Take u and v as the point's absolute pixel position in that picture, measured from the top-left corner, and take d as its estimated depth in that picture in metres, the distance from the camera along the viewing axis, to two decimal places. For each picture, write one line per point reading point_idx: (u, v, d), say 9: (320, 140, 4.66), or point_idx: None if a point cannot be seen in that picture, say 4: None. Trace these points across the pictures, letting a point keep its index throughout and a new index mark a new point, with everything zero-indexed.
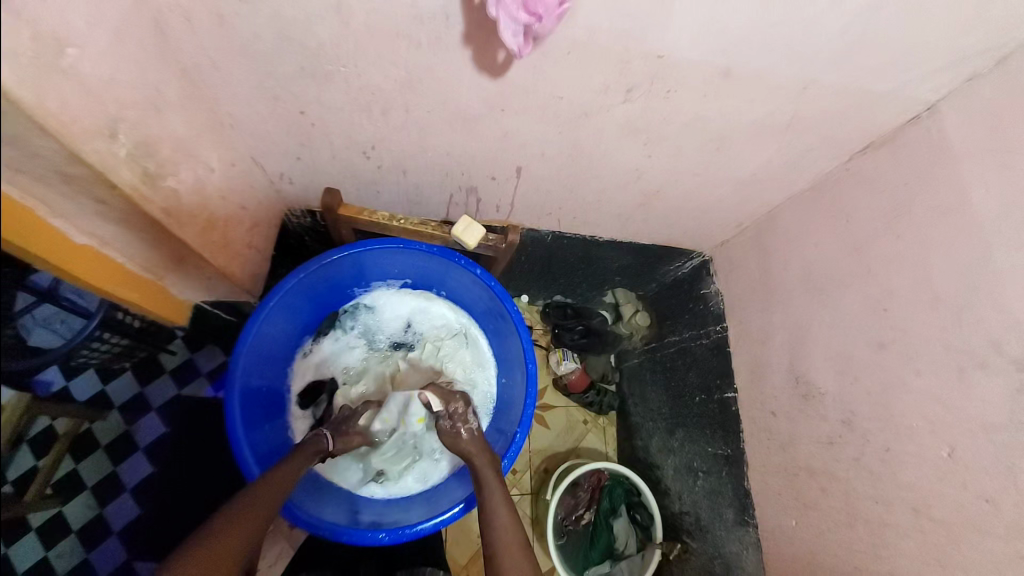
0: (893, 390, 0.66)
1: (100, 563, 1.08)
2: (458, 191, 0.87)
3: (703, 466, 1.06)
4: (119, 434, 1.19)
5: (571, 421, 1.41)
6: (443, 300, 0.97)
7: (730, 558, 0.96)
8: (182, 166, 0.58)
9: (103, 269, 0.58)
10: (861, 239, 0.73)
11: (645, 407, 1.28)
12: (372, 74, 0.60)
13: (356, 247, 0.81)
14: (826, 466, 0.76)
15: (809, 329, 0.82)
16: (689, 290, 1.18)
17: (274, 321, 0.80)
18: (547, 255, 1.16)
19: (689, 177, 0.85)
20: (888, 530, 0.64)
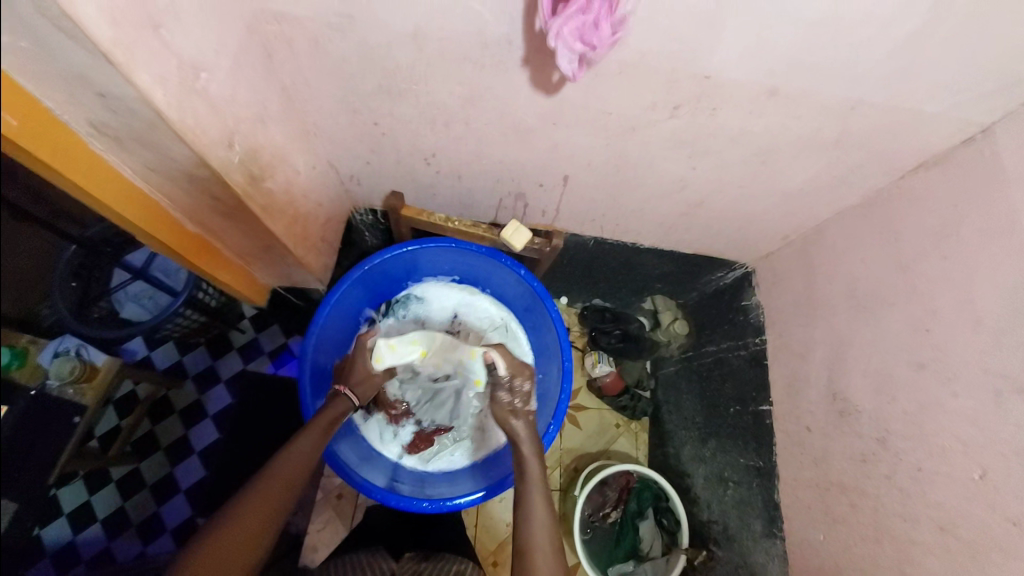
0: (930, 410, 0.67)
1: (168, 515, 1.30)
2: (508, 196, 0.93)
3: (734, 476, 1.06)
4: (195, 402, 1.41)
5: (603, 424, 1.44)
6: (487, 296, 1.03)
7: (755, 569, 0.96)
8: (277, 169, 0.67)
9: (204, 252, 0.71)
10: (908, 258, 0.73)
11: (679, 414, 1.28)
12: (439, 92, 0.67)
13: (415, 245, 0.89)
14: (858, 482, 0.77)
15: (850, 346, 0.82)
16: (730, 300, 1.19)
17: (342, 306, 0.90)
18: (589, 259, 1.19)
19: (733, 189, 0.86)
20: (915, 548, 0.65)
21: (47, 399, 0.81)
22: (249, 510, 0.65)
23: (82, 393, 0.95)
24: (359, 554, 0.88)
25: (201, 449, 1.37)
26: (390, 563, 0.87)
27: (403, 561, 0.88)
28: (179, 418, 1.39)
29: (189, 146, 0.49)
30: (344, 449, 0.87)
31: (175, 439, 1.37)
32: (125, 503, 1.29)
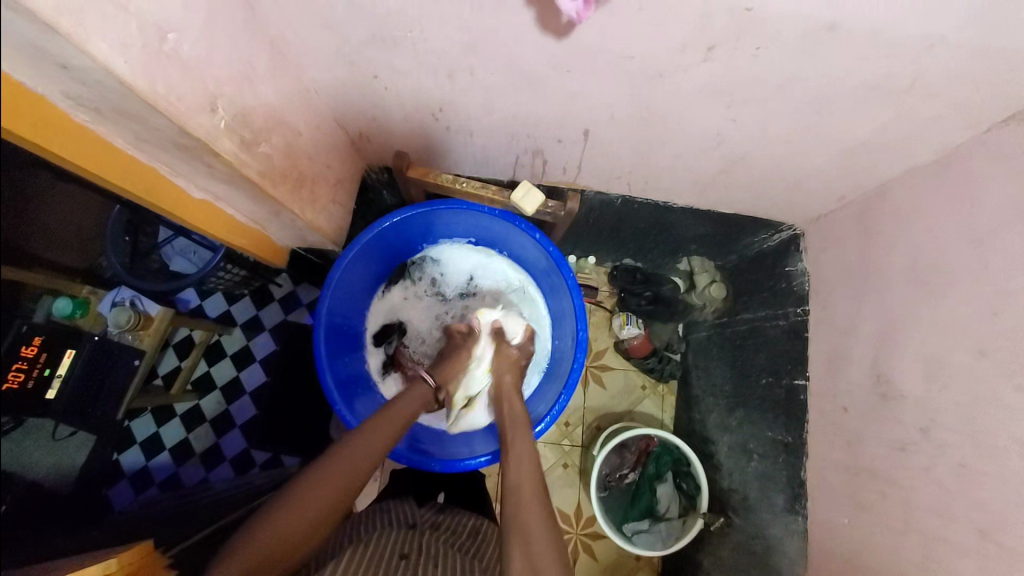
0: (988, 406, 0.58)
1: (227, 447, 1.43)
2: (524, 153, 0.86)
3: (759, 449, 1.02)
4: (243, 348, 1.51)
5: (629, 385, 1.42)
6: (504, 258, 1.00)
7: (773, 542, 0.95)
8: (274, 132, 0.64)
9: (216, 220, 0.71)
10: (985, 228, 0.62)
11: (707, 381, 1.26)
12: (436, 38, 0.61)
13: (424, 207, 0.86)
14: (891, 471, 0.71)
15: (901, 325, 0.73)
16: (771, 265, 1.09)
17: (355, 268, 0.88)
18: (616, 219, 1.12)
19: (779, 144, 0.75)
20: (948, 548, 0.60)
21: (110, 343, 0.96)
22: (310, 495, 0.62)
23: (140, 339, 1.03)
24: (387, 501, 0.95)
25: (251, 391, 1.48)
26: (412, 510, 0.91)
27: (424, 510, 0.93)
28: (233, 360, 1.49)
29: (166, 115, 0.47)
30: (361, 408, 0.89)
31: (229, 380, 1.49)
32: (188, 435, 1.44)
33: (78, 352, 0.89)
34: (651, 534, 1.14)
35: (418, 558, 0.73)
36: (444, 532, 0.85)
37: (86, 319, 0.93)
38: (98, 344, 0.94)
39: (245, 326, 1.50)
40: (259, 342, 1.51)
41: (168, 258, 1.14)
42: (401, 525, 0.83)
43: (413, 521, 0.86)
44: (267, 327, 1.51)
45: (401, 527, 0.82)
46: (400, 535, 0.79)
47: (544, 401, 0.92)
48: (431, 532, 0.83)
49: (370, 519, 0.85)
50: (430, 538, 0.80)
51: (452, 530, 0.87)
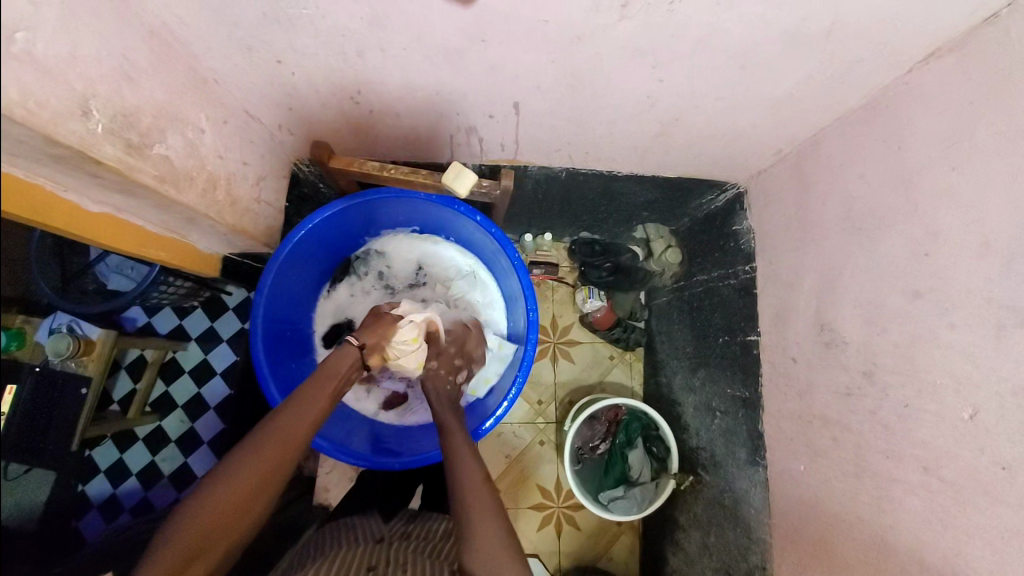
0: (923, 344, 0.60)
1: (199, 465, 1.37)
2: (458, 132, 0.83)
3: (721, 406, 1.05)
4: (200, 363, 1.43)
5: (597, 356, 1.43)
6: (451, 244, 0.97)
7: (739, 495, 0.97)
8: (169, 132, 0.59)
9: (122, 233, 0.64)
10: (911, 170, 0.63)
11: (670, 346, 1.27)
12: (337, 14, 0.56)
13: (357, 199, 0.82)
14: (841, 416, 0.73)
15: (841, 273, 0.74)
16: (721, 224, 1.10)
17: (291, 271, 0.84)
18: (565, 193, 1.10)
19: (710, 102, 0.74)
20: (895, 485, 0.62)
21: (53, 374, 0.93)
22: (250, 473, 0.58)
23: (84, 366, 1.00)
24: (351, 517, 0.91)
25: (215, 406, 1.41)
26: (379, 524, 0.89)
27: (391, 523, 0.91)
28: (193, 376, 1.43)
29: (24, 124, 0.41)
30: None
31: (191, 396, 1.42)
32: (153, 458, 1.37)
33: (21, 386, 0.86)
34: (626, 500, 1.15)
35: (385, 567, 0.71)
36: (414, 540, 0.83)
37: (24, 351, 0.87)
38: (41, 376, 0.91)
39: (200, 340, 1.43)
40: (219, 354, 1.44)
41: (105, 277, 1.00)
42: (368, 540, 0.81)
43: (382, 535, 0.84)
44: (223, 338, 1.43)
45: (369, 541, 0.80)
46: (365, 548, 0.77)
47: (502, 385, 0.90)
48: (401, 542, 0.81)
49: (336, 538, 0.83)
50: (398, 547, 0.78)
51: (423, 537, 0.85)
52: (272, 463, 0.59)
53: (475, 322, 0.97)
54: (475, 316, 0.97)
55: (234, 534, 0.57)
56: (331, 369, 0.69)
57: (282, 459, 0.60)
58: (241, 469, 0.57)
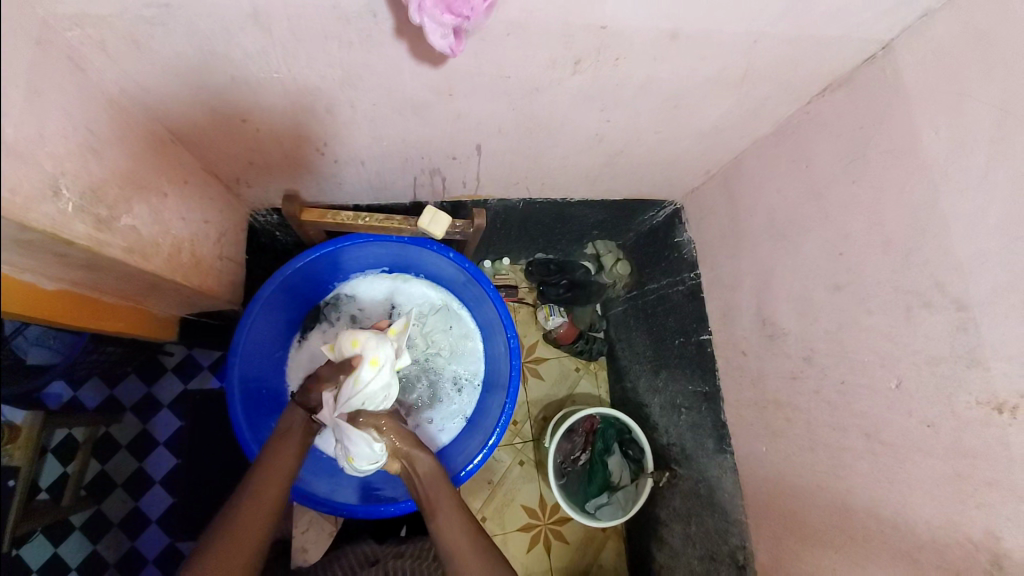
0: (849, 328, 0.71)
1: (147, 548, 1.22)
2: (421, 174, 0.85)
3: (685, 402, 1.14)
4: (139, 434, 1.29)
5: (564, 370, 1.49)
6: (422, 280, 0.99)
7: (712, 482, 1.04)
8: (134, 201, 0.58)
9: (77, 309, 0.60)
10: (821, 184, 0.75)
11: (631, 352, 1.36)
12: (309, 76, 0.60)
13: (327, 248, 0.82)
14: (790, 398, 0.84)
15: (774, 274, 0.86)
16: (664, 237, 1.21)
17: (263, 326, 0.84)
18: (521, 221, 1.16)
19: (650, 136, 0.84)
20: (845, 452, 0.73)
21: None
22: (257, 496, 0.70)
23: (11, 455, 0.87)
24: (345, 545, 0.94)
25: (161, 479, 1.27)
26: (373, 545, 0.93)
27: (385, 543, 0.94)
28: (127, 450, 1.27)
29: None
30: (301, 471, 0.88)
31: (130, 474, 1.26)
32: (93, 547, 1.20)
33: None
34: (611, 505, 1.21)
35: None
36: (409, 559, 0.88)
37: None
38: None
39: (134, 412, 1.29)
40: (158, 423, 1.30)
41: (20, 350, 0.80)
42: (362, 566, 0.86)
43: (376, 556, 0.89)
44: (165, 404, 1.31)
45: (363, 567, 0.85)
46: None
47: (490, 413, 0.93)
48: (396, 561, 0.86)
49: (330, 566, 0.87)
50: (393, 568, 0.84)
51: (416, 555, 0.89)
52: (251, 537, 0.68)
53: (452, 356, 1.01)
54: (452, 347, 1.00)
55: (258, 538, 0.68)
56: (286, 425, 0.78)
57: (245, 547, 0.67)
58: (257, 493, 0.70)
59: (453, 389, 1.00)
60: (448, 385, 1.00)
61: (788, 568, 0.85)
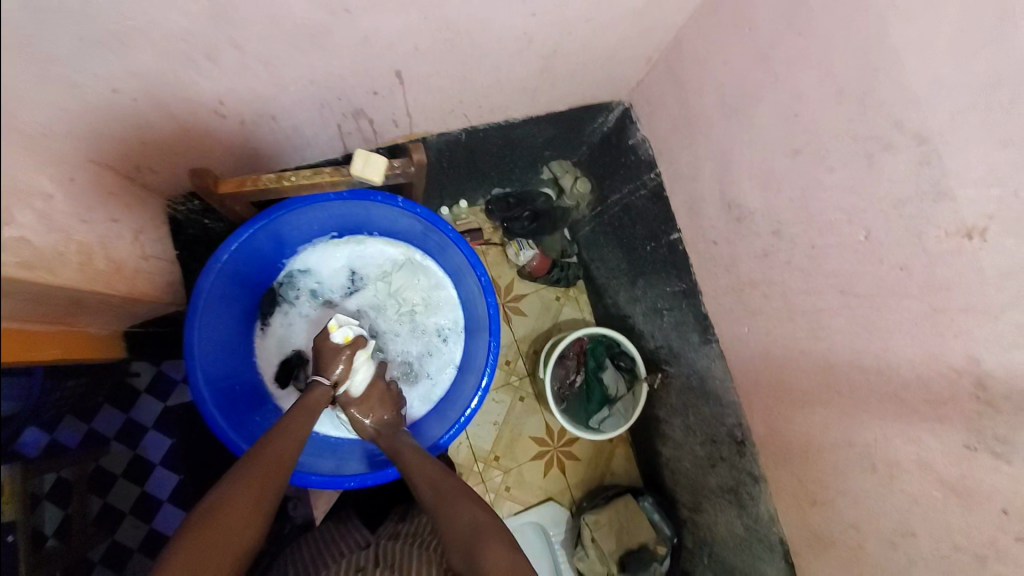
0: (812, 191, 0.70)
1: None
2: (344, 118, 0.77)
3: (665, 304, 1.15)
4: (132, 459, 1.24)
5: (545, 302, 1.48)
6: (377, 237, 0.93)
7: (703, 372, 1.08)
8: (17, 207, 0.49)
9: (17, 343, 0.55)
10: (766, 43, 0.71)
11: (607, 269, 1.36)
12: (171, 18, 0.51)
13: (260, 220, 0.75)
14: (764, 275, 0.84)
15: (733, 153, 0.83)
16: (617, 142, 1.16)
17: (216, 322, 0.78)
18: (469, 156, 1.09)
19: (581, 25, 0.77)
20: (822, 314, 0.75)
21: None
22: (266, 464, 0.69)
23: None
24: (341, 530, 0.96)
25: (169, 497, 1.24)
26: (369, 534, 0.95)
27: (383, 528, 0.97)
28: (126, 477, 1.23)
29: None
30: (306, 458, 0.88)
31: (135, 498, 1.23)
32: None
33: None
34: (613, 416, 1.28)
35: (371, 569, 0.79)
36: (403, 537, 0.90)
37: None
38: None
39: (120, 440, 1.23)
40: (149, 444, 1.26)
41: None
42: (355, 549, 0.88)
43: (371, 540, 0.91)
44: (149, 425, 1.25)
45: (356, 550, 0.87)
46: (356, 556, 0.85)
47: (478, 356, 0.91)
48: (392, 541, 0.88)
49: (326, 550, 0.89)
50: (384, 546, 0.86)
51: (413, 533, 0.91)
52: (255, 503, 0.65)
53: (428, 307, 0.97)
54: (426, 300, 0.97)
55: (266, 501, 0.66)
56: (297, 422, 0.76)
57: (251, 515, 0.65)
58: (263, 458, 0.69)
59: (438, 340, 0.97)
60: (431, 336, 0.97)
61: (783, 433, 0.91)
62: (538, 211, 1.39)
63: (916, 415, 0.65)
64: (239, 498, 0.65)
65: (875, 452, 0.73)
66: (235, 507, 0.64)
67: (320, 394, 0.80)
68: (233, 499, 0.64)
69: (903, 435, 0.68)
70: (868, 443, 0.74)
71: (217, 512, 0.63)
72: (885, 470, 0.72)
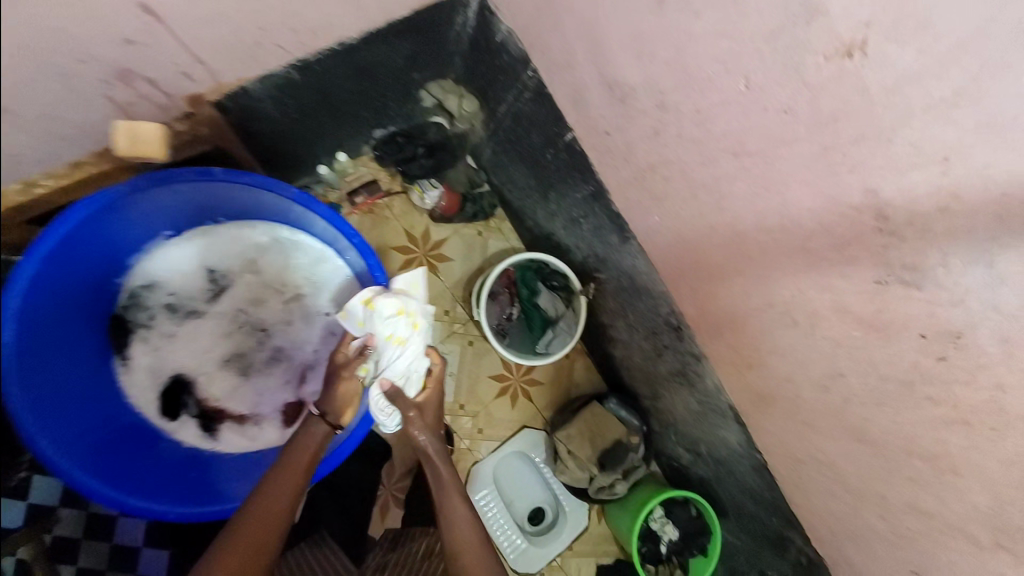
0: (685, 47, 0.62)
1: None
2: (111, 87, 0.71)
3: (580, 213, 1.08)
4: (87, 519, 1.10)
5: (467, 241, 1.41)
6: (225, 227, 0.99)
7: (631, 271, 1.05)
8: None
9: None
10: None
11: (518, 190, 1.26)
12: None
13: (39, 246, 0.74)
14: (660, 157, 0.78)
15: (598, 24, 0.72)
16: (484, 45, 1.00)
17: (46, 369, 0.81)
18: (320, 99, 0.96)
19: None
20: (722, 182, 0.70)
21: None
22: (281, 472, 0.83)
23: None
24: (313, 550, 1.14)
25: (146, 540, 1.12)
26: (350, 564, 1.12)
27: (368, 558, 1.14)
28: (89, 538, 1.09)
29: None
30: (224, 484, 0.94)
31: (108, 555, 1.10)
32: None
33: None
34: (559, 337, 1.25)
35: None
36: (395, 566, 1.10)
37: None
38: None
39: (69, 504, 1.09)
40: None
41: None
42: None
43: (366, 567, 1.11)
44: None
45: None
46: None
47: (384, 324, 0.89)
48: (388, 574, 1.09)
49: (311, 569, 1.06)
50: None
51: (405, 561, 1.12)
52: (264, 536, 0.78)
53: (314, 277, 1.02)
54: (310, 273, 1.02)
55: (271, 542, 0.78)
56: (299, 453, 0.86)
57: (262, 551, 0.77)
58: (282, 473, 0.83)
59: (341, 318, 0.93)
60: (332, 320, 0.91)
61: (712, 310, 0.91)
62: (429, 146, 1.30)
63: (824, 260, 0.64)
64: (244, 538, 0.76)
65: (794, 306, 0.73)
66: (241, 549, 0.76)
67: (317, 428, 0.89)
68: (239, 540, 0.76)
69: (817, 283, 0.67)
70: (786, 299, 0.74)
71: (228, 553, 0.75)
72: (806, 322, 0.73)
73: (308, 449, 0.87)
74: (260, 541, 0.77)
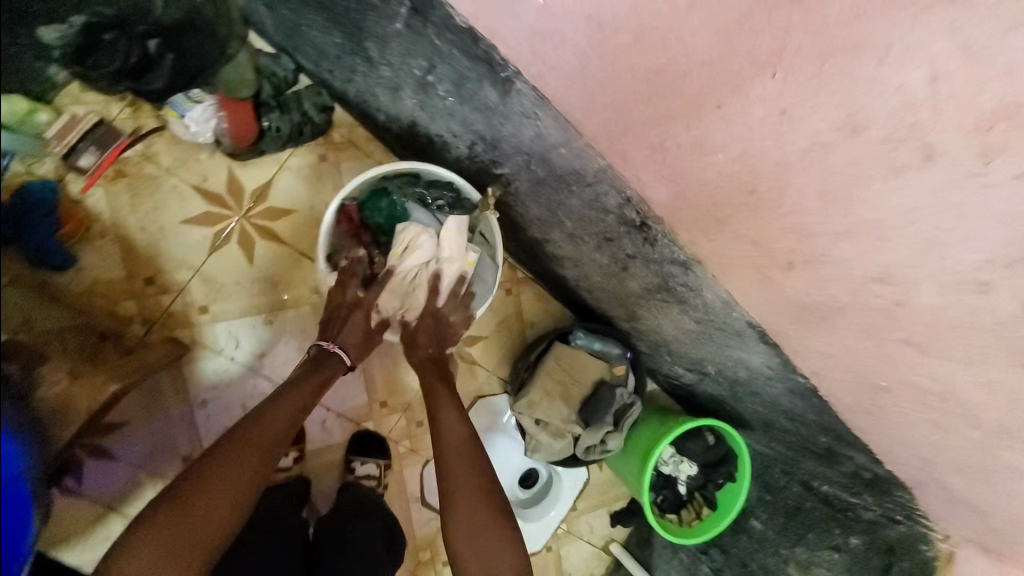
0: None
1: None
2: None
3: (428, 70, 0.65)
4: None
5: (308, 176, 0.93)
6: None
7: (539, 147, 0.64)
8: None
9: None
10: None
11: (336, 65, 0.79)
12: None
13: None
14: None
15: None
16: None
17: None
18: None
19: None
20: None
21: None
22: (271, 413, 0.67)
23: None
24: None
25: None
26: None
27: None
28: None
29: None
30: None
31: None
32: None
33: None
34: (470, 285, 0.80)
35: None
36: None
37: None
38: None
39: None
40: None
41: None
42: None
43: None
44: None
45: None
46: None
47: None
48: None
49: None
50: None
51: None
52: (233, 477, 0.61)
53: None
54: None
55: (242, 485, 0.61)
56: (309, 383, 0.72)
57: (226, 499, 0.60)
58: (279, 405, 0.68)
59: None
60: None
61: (695, 160, 0.51)
62: (152, 33, 0.74)
63: None
64: (205, 484, 0.60)
65: (875, 107, 0.37)
66: (199, 503, 0.58)
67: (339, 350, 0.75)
68: (199, 486, 0.59)
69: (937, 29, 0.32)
70: (859, 97, 0.37)
71: (178, 504, 0.58)
72: (899, 131, 0.36)
73: (316, 383, 0.72)
74: (227, 490, 0.60)
